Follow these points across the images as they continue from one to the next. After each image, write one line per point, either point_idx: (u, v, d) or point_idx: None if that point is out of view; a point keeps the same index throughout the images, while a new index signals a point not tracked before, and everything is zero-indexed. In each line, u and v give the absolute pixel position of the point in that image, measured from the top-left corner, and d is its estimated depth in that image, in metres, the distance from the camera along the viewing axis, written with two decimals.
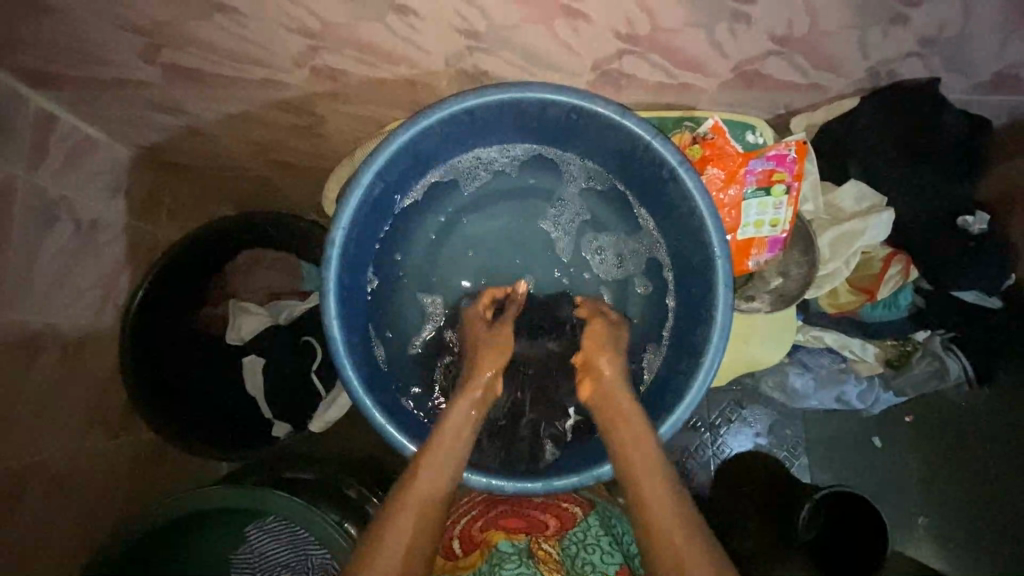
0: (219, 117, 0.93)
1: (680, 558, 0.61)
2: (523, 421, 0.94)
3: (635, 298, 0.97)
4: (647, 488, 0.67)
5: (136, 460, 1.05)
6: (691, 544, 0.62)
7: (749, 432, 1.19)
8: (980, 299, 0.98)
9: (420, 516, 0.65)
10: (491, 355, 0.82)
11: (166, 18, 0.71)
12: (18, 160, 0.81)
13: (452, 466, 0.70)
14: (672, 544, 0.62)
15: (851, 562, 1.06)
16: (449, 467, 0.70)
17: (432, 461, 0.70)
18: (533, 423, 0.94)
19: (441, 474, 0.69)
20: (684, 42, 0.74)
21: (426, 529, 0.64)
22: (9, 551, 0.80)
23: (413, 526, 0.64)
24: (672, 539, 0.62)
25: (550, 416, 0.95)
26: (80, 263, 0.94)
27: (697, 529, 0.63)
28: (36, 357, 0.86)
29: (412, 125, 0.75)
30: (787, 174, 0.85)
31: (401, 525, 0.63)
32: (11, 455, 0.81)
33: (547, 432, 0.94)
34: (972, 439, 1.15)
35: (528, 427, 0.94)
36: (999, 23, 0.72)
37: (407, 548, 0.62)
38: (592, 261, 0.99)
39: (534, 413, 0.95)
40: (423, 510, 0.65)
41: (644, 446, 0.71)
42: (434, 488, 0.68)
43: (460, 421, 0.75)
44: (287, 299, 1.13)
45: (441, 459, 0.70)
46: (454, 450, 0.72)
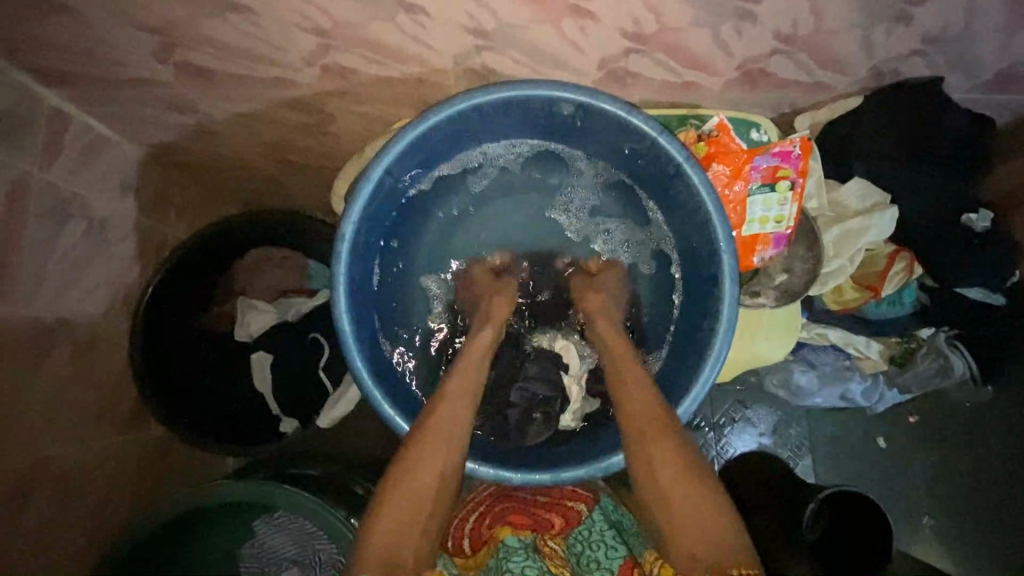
0: (229, 116, 0.94)
1: (678, 512, 0.63)
2: (512, 391, 0.96)
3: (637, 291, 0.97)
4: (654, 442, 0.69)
5: (141, 459, 1.05)
6: (686, 490, 0.64)
7: (753, 432, 1.19)
8: (985, 296, 0.98)
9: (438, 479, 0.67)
10: (504, 301, 0.89)
11: (179, 17, 0.72)
12: (30, 157, 0.82)
13: (461, 424, 0.72)
14: (667, 494, 0.65)
15: (848, 561, 1.07)
16: (460, 426, 0.72)
17: (443, 419, 0.71)
18: (523, 389, 0.96)
19: (454, 436, 0.70)
20: (688, 41, 0.75)
21: (442, 489, 0.67)
22: (10, 550, 0.79)
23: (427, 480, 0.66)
24: (665, 487, 0.65)
25: (549, 395, 0.96)
26: (90, 260, 0.95)
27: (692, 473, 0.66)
28: (45, 355, 0.87)
29: (420, 122, 0.76)
30: (791, 171, 0.85)
31: (416, 486, 0.65)
32: (20, 452, 0.82)
33: (539, 404, 0.96)
34: (975, 439, 1.15)
35: (518, 395, 0.96)
36: (1001, 22, 0.73)
37: (422, 509, 0.64)
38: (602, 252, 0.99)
39: (527, 380, 0.97)
40: (438, 472, 0.67)
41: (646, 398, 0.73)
42: (447, 449, 0.69)
43: (468, 380, 0.76)
44: (293, 297, 1.12)
45: (455, 418, 0.72)
46: (461, 411, 0.73)
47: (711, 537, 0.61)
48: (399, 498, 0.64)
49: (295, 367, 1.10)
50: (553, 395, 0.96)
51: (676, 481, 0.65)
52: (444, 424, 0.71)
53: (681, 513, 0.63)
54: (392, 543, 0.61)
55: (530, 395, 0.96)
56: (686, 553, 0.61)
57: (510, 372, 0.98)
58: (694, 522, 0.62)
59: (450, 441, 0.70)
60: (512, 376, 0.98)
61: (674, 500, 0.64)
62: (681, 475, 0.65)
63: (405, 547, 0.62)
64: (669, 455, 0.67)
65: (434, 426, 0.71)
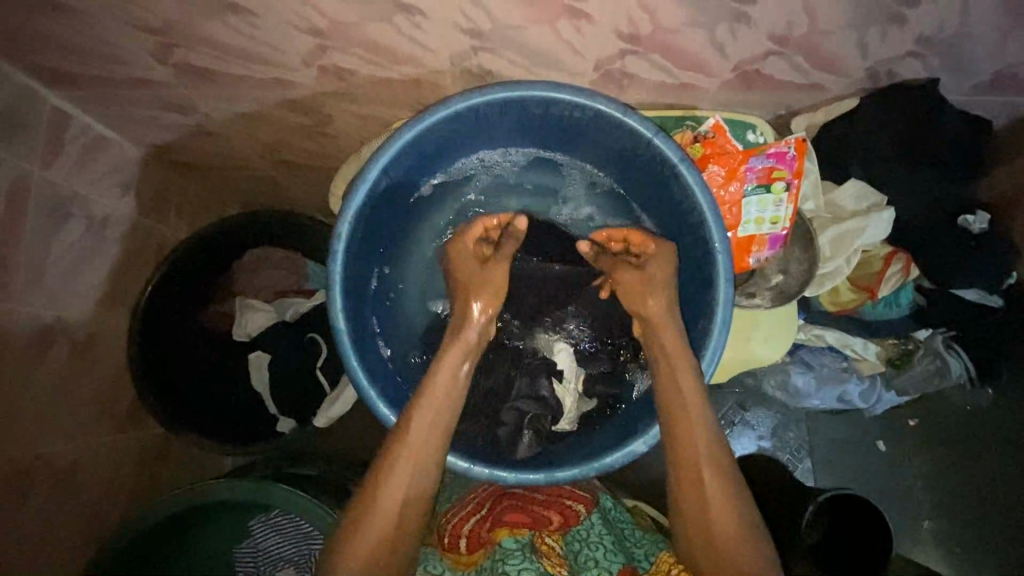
0: (228, 117, 0.94)
1: (710, 505, 0.70)
2: (505, 411, 0.95)
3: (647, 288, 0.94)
4: (688, 436, 0.73)
5: (140, 459, 1.06)
6: (720, 490, 0.71)
7: (752, 435, 1.19)
8: (981, 297, 0.99)
9: (404, 502, 0.69)
10: (488, 296, 0.83)
11: (177, 17, 0.73)
12: (30, 156, 0.83)
13: (427, 451, 0.72)
14: (703, 488, 0.71)
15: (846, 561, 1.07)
16: (423, 457, 0.71)
17: (404, 455, 0.71)
18: (516, 409, 0.95)
19: (421, 457, 0.71)
20: (683, 42, 0.76)
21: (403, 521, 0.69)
22: (10, 550, 0.80)
23: (384, 519, 0.68)
24: (705, 483, 0.71)
25: (539, 412, 0.95)
26: (89, 259, 0.95)
27: (732, 489, 0.71)
28: (44, 353, 0.87)
29: (416, 122, 0.76)
30: (787, 172, 0.86)
31: (375, 524, 0.68)
32: (19, 450, 0.82)
33: (529, 423, 0.94)
34: (976, 442, 1.15)
35: (512, 415, 0.94)
36: (995, 24, 0.73)
37: (387, 531, 0.68)
38: None
39: (520, 400, 0.95)
40: (403, 495, 0.69)
41: (687, 385, 0.75)
42: (413, 470, 0.70)
43: (435, 401, 0.74)
44: (292, 297, 1.12)
45: (422, 437, 0.72)
46: (425, 444, 0.72)
47: (736, 546, 0.68)
48: (368, 523, 0.68)
49: (292, 367, 1.10)
50: (545, 414, 0.95)
51: (719, 494, 0.70)
52: (410, 445, 0.71)
53: (719, 525, 0.69)
54: (364, 562, 0.67)
55: (521, 414, 0.94)
56: (719, 561, 0.68)
57: (505, 383, 0.97)
58: (725, 520, 0.69)
59: (416, 463, 0.71)
60: (504, 395, 0.96)
61: (713, 509, 0.70)
62: (723, 490, 0.71)
63: (377, 564, 0.67)
64: (713, 469, 0.72)
65: (401, 447, 0.71)
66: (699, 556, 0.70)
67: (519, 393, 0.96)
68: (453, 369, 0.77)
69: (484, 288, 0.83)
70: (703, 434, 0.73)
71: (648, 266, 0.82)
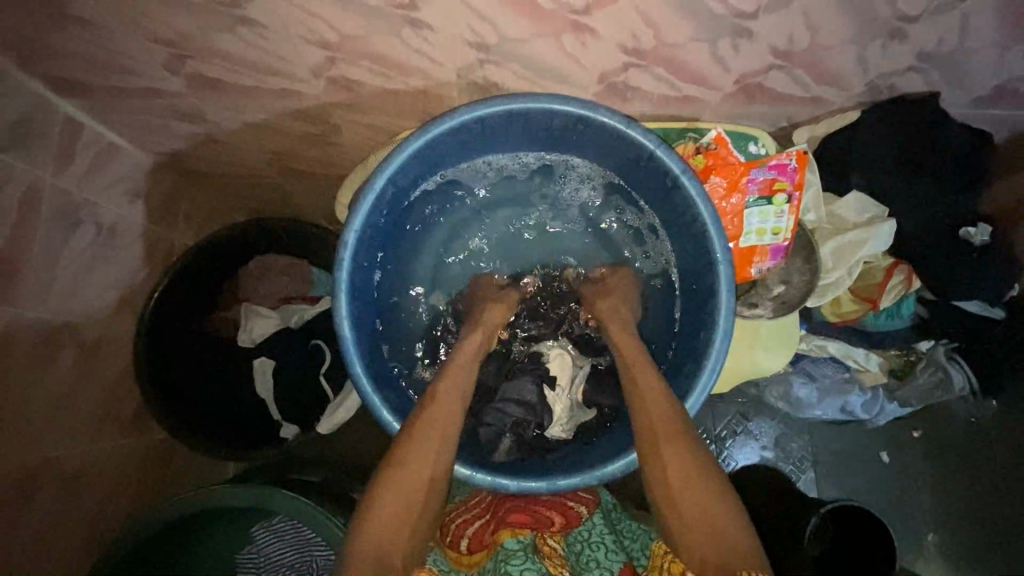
0: (237, 126, 0.96)
1: (679, 499, 0.67)
2: (488, 415, 0.95)
3: (652, 294, 0.95)
4: (650, 423, 0.73)
5: (144, 462, 1.06)
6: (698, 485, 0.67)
7: (755, 445, 1.19)
8: (982, 309, 0.99)
9: (433, 472, 0.69)
10: (498, 311, 0.89)
11: (190, 29, 0.75)
12: (43, 164, 0.84)
13: (451, 421, 0.73)
14: (674, 484, 0.68)
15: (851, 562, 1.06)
16: (449, 425, 0.73)
17: (433, 420, 0.73)
18: (498, 411, 0.95)
19: (447, 432, 0.72)
20: (687, 57, 0.77)
21: (428, 495, 0.68)
22: (14, 554, 0.81)
23: (407, 489, 0.67)
24: (674, 478, 0.68)
25: (524, 418, 0.95)
26: (98, 266, 0.96)
27: (701, 471, 0.68)
28: (52, 356, 0.88)
29: (422, 132, 0.78)
30: (788, 184, 0.86)
31: (407, 482, 0.67)
32: (24, 453, 0.83)
33: (511, 427, 0.94)
34: (980, 453, 1.14)
35: (495, 416, 0.95)
36: (994, 38, 0.74)
37: (411, 499, 0.67)
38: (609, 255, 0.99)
39: (505, 402, 0.95)
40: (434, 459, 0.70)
41: (647, 378, 0.77)
42: (441, 447, 0.71)
43: (459, 377, 0.78)
44: (297, 304, 1.12)
45: (453, 403, 0.75)
46: (453, 411, 0.74)
47: (712, 527, 0.64)
48: (383, 498, 0.66)
49: (297, 372, 1.11)
50: (528, 419, 0.95)
51: (686, 474, 0.68)
52: (433, 419, 0.73)
53: (689, 506, 0.66)
54: (378, 530, 0.64)
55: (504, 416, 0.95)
56: (697, 552, 0.64)
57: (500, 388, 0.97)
58: (701, 518, 0.65)
59: (446, 429, 0.73)
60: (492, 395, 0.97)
61: (680, 491, 0.67)
62: (690, 472, 0.68)
63: (395, 533, 0.65)
64: (675, 447, 0.70)
65: (426, 420, 0.73)
66: (682, 549, 0.66)
67: (505, 394, 0.96)
68: (471, 360, 0.81)
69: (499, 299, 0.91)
70: (668, 417, 0.72)
71: (609, 278, 0.93)
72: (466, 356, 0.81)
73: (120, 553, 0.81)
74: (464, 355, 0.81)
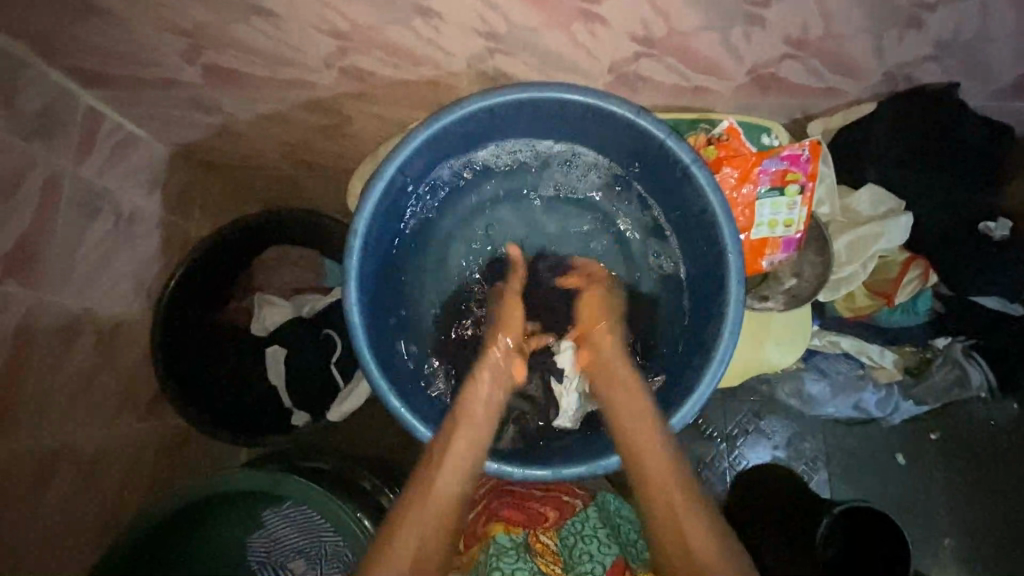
0: (252, 117, 0.97)
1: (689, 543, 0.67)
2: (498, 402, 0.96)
3: (658, 289, 0.96)
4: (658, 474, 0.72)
5: (159, 449, 1.09)
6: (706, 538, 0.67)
7: (767, 444, 1.15)
8: (1002, 305, 0.96)
9: (419, 553, 0.68)
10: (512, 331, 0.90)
11: (207, 20, 0.76)
12: (64, 152, 0.87)
13: (450, 499, 0.73)
14: (683, 532, 0.67)
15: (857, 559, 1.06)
16: (448, 505, 0.72)
17: (433, 497, 0.72)
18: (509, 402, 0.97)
19: (466, 465, 0.76)
20: (698, 46, 0.76)
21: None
22: (31, 534, 0.83)
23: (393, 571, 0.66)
24: (681, 526, 0.68)
25: (528, 411, 0.96)
26: (117, 253, 0.99)
27: (710, 521, 0.68)
28: (71, 342, 0.90)
29: (432, 121, 0.78)
30: (800, 174, 0.85)
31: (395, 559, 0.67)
32: (46, 434, 0.85)
33: (515, 418, 0.95)
34: (997, 454, 1.12)
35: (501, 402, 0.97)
36: (1015, 26, 0.73)
37: None
38: (618, 247, 0.99)
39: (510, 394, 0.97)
40: (426, 539, 0.69)
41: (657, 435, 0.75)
42: (434, 517, 0.71)
43: (458, 452, 0.76)
44: (310, 295, 1.17)
45: (452, 478, 0.74)
46: (453, 487, 0.74)
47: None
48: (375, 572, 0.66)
49: (308, 362, 1.11)
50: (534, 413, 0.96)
51: (690, 524, 0.68)
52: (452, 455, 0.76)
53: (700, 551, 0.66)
54: None
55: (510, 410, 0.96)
56: None
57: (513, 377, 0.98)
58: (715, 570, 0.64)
59: (445, 506, 0.72)
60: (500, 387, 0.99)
61: (693, 542, 0.66)
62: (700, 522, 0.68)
63: None
64: (682, 501, 0.70)
65: (421, 497, 0.72)
66: None
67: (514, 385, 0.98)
68: (481, 442, 0.78)
69: (508, 319, 0.92)
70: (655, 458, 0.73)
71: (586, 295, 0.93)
72: (470, 430, 0.79)
73: (125, 548, 0.81)
74: (464, 423, 0.80)
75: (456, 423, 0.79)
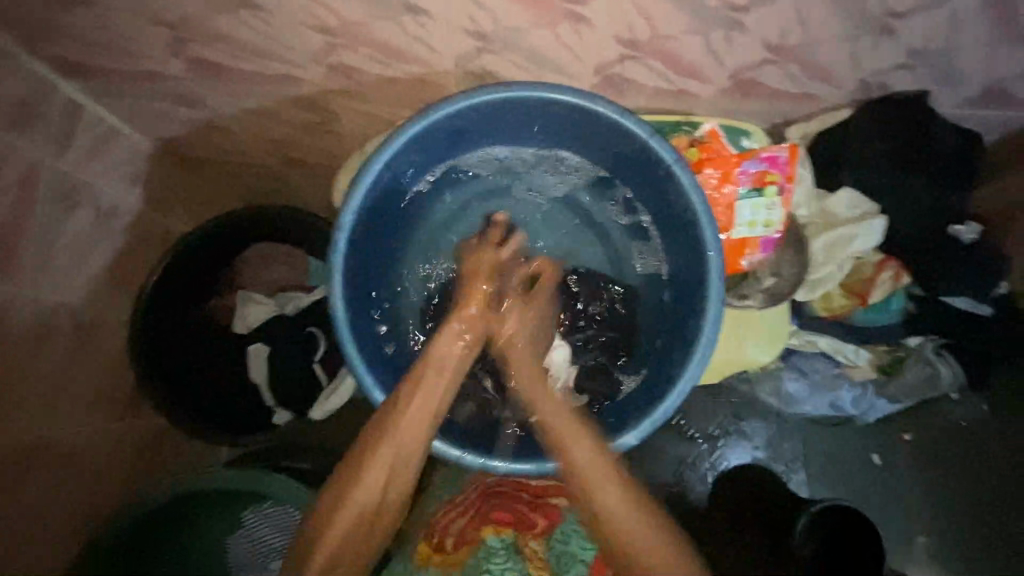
0: (238, 113, 0.97)
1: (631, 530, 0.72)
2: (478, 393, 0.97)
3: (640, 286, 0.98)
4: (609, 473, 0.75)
5: (137, 449, 1.06)
6: (646, 530, 0.72)
7: (748, 446, 1.17)
8: (972, 306, 1.00)
9: (379, 493, 0.72)
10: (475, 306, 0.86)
11: (194, 12, 0.77)
12: (43, 144, 0.85)
13: (412, 441, 0.75)
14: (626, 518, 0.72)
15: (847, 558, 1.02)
16: (413, 443, 0.75)
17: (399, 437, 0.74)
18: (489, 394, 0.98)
19: (429, 411, 0.77)
20: (681, 49, 0.78)
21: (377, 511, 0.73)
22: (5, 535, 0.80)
23: (349, 516, 0.71)
24: (623, 518, 0.72)
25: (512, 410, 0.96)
26: (95, 247, 0.97)
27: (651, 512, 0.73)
28: (48, 337, 0.88)
29: (421, 118, 0.78)
30: (779, 175, 0.88)
31: (357, 500, 0.71)
32: (24, 430, 0.84)
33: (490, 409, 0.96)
34: (969, 454, 1.15)
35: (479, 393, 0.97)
36: (981, 37, 0.76)
37: (358, 518, 0.71)
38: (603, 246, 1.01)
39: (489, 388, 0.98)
40: (386, 479, 0.73)
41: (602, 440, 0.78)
42: (396, 457, 0.74)
43: (428, 396, 0.77)
44: (292, 293, 1.16)
45: (420, 419, 0.76)
46: (418, 431, 0.76)
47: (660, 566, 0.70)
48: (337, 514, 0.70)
49: (288, 359, 1.09)
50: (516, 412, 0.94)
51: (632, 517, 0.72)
52: (403, 425, 0.74)
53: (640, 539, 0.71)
54: (333, 541, 0.70)
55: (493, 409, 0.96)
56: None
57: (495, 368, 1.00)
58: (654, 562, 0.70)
59: (408, 447, 0.75)
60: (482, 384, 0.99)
61: (634, 532, 0.71)
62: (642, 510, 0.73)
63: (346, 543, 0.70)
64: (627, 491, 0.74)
65: (385, 438, 0.74)
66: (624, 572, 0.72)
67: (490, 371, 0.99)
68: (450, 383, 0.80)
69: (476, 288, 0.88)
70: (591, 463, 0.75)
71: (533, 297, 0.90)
72: (437, 378, 0.79)
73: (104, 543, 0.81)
74: (434, 368, 0.80)
75: (429, 363, 0.80)
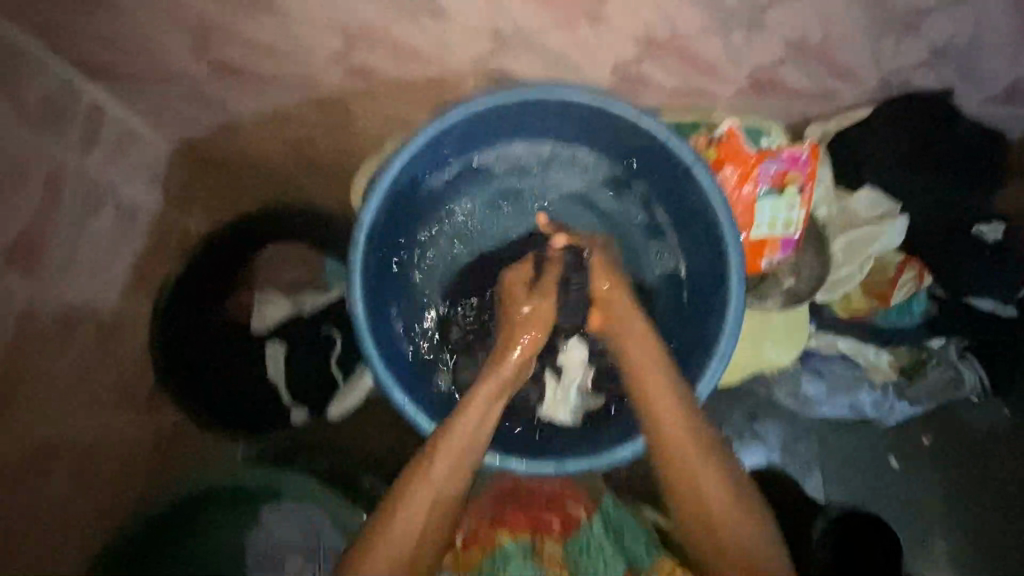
0: (256, 114, 0.98)
1: (709, 495, 0.73)
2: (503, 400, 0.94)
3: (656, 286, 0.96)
4: (685, 441, 0.75)
5: (156, 449, 1.06)
6: (724, 494, 0.72)
7: (764, 449, 1.08)
8: (996, 307, 0.98)
9: (435, 503, 0.72)
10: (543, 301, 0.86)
11: (219, 13, 0.79)
12: (68, 144, 0.87)
13: (466, 450, 0.75)
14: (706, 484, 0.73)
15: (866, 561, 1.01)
16: (467, 451, 0.75)
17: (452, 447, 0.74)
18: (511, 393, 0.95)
19: (483, 419, 0.77)
20: (697, 46, 0.79)
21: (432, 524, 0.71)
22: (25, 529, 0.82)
23: (408, 527, 0.70)
24: (705, 484, 0.73)
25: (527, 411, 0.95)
26: (117, 246, 0.98)
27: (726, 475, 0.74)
28: (72, 333, 0.90)
29: (438, 119, 0.79)
30: (800, 174, 0.86)
31: (414, 512, 0.70)
32: (46, 424, 0.85)
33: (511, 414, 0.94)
34: (991, 461, 1.13)
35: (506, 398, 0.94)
36: (1001, 33, 0.76)
37: (417, 531, 0.70)
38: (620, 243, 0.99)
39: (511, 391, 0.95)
40: (443, 491, 0.72)
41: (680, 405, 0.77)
42: (450, 466, 0.74)
43: (479, 406, 0.78)
44: (307, 292, 1.10)
45: (470, 429, 0.76)
46: (472, 440, 0.76)
47: (736, 529, 0.71)
48: (390, 532, 0.69)
49: (304, 359, 1.08)
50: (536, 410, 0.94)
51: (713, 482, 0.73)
52: (457, 435, 0.75)
53: (718, 502, 0.72)
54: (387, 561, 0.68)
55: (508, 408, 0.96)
56: (728, 538, 0.71)
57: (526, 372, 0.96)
58: (738, 527, 0.71)
59: (462, 456, 0.75)
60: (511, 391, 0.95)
61: (713, 498, 0.72)
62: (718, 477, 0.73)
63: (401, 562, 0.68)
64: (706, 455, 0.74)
65: (441, 446, 0.74)
66: (702, 531, 0.73)
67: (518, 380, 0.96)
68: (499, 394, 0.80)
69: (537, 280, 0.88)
70: (677, 422, 0.75)
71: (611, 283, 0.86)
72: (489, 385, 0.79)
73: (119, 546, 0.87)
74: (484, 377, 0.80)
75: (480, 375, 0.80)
